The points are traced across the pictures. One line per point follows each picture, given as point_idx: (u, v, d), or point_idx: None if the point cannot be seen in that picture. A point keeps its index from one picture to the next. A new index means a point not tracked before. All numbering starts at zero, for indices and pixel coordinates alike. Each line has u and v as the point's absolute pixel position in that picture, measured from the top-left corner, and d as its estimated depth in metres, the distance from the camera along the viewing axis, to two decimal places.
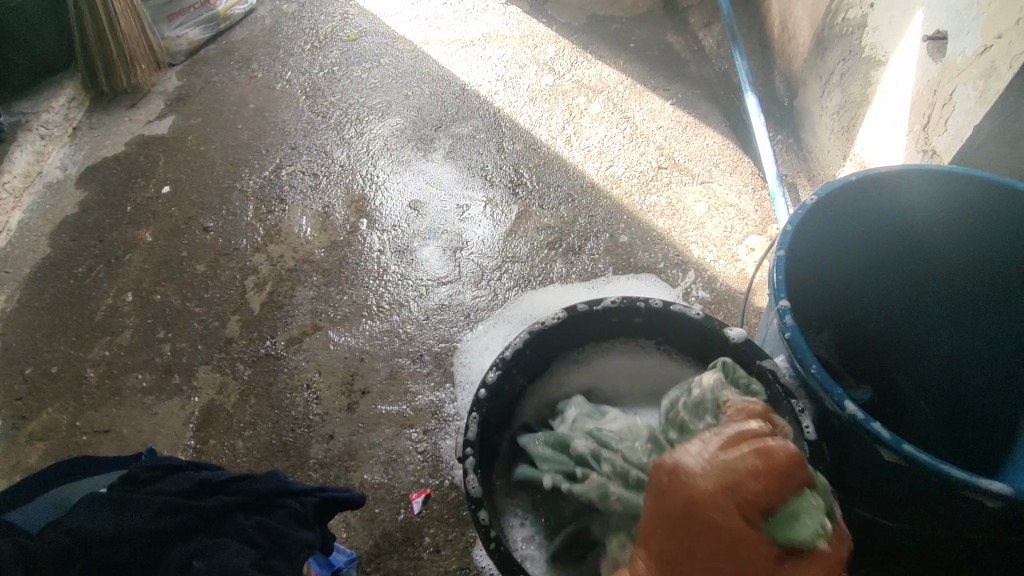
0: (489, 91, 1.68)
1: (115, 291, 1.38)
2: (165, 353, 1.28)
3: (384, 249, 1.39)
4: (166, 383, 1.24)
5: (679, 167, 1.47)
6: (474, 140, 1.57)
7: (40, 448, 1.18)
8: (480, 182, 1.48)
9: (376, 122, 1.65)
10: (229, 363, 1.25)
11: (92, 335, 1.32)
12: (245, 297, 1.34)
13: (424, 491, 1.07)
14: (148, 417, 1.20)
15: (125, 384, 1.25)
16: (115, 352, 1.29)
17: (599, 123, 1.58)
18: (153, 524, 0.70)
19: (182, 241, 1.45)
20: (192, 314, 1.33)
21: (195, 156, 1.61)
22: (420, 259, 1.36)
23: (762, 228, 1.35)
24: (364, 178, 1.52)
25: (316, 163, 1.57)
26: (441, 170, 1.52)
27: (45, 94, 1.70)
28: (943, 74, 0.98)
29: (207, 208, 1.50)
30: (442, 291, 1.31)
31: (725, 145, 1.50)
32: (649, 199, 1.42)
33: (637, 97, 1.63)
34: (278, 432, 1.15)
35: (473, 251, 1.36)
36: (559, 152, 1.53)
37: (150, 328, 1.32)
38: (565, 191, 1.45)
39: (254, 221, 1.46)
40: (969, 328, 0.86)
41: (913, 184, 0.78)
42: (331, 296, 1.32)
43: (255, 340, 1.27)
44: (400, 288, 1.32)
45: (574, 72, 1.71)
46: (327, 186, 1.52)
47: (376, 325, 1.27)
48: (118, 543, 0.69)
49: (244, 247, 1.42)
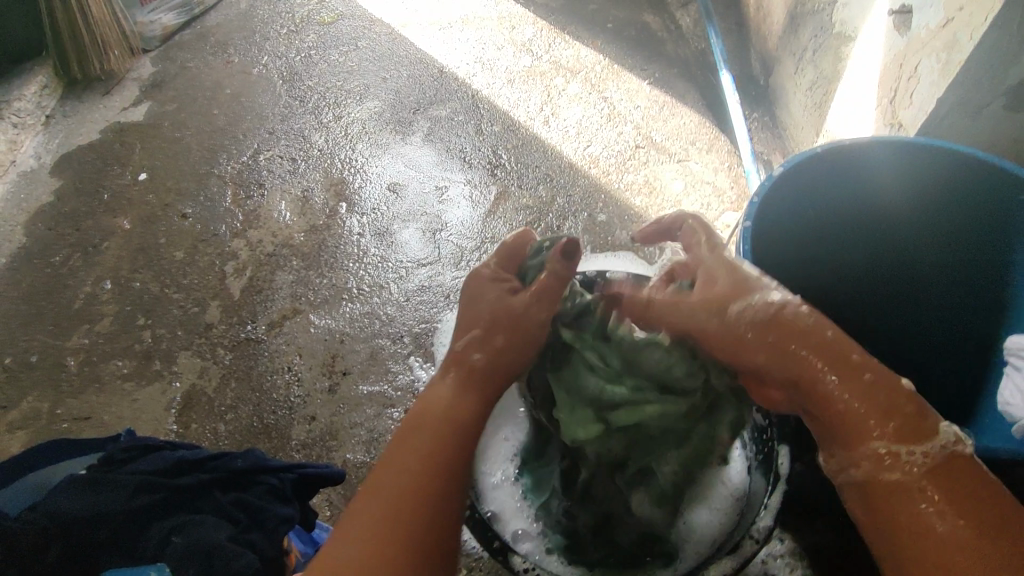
0: (467, 73, 1.68)
1: (93, 279, 1.38)
2: (145, 339, 1.28)
3: (363, 232, 1.39)
4: (146, 369, 1.24)
5: (655, 146, 1.48)
6: (452, 122, 1.57)
7: (21, 435, 1.19)
8: (459, 164, 1.48)
9: (354, 105, 1.64)
10: (210, 348, 1.25)
11: (71, 323, 1.32)
12: (225, 282, 1.34)
13: None
14: (129, 402, 1.20)
15: (106, 370, 1.25)
16: (94, 340, 1.29)
17: (577, 103, 1.59)
18: (131, 503, 0.71)
19: (161, 228, 1.45)
20: (173, 301, 1.33)
21: (171, 142, 1.60)
22: (399, 241, 1.36)
23: (738, 205, 1.36)
24: (343, 162, 1.52)
25: (295, 148, 1.56)
26: (419, 153, 1.52)
27: (16, 82, 1.68)
28: (908, 47, 1.00)
29: (185, 194, 1.50)
30: (422, 272, 1.31)
31: (701, 123, 1.52)
32: (626, 178, 1.43)
33: (614, 77, 1.64)
34: (259, 414, 1.16)
35: (452, 233, 1.36)
36: (537, 133, 1.53)
37: (130, 315, 1.32)
38: (543, 171, 1.45)
39: (233, 206, 1.47)
40: (933, 296, 0.88)
41: (879, 155, 0.79)
42: (311, 279, 1.32)
43: (235, 324, 1.27)
44: (380, 270, 1.32)
45: (552, 53, 1.72)
46: (306, 170, 1.51)
47: (357, 307, 1.28)
48: (96, 522, 0.69)
49: (223, 233, 1.42)
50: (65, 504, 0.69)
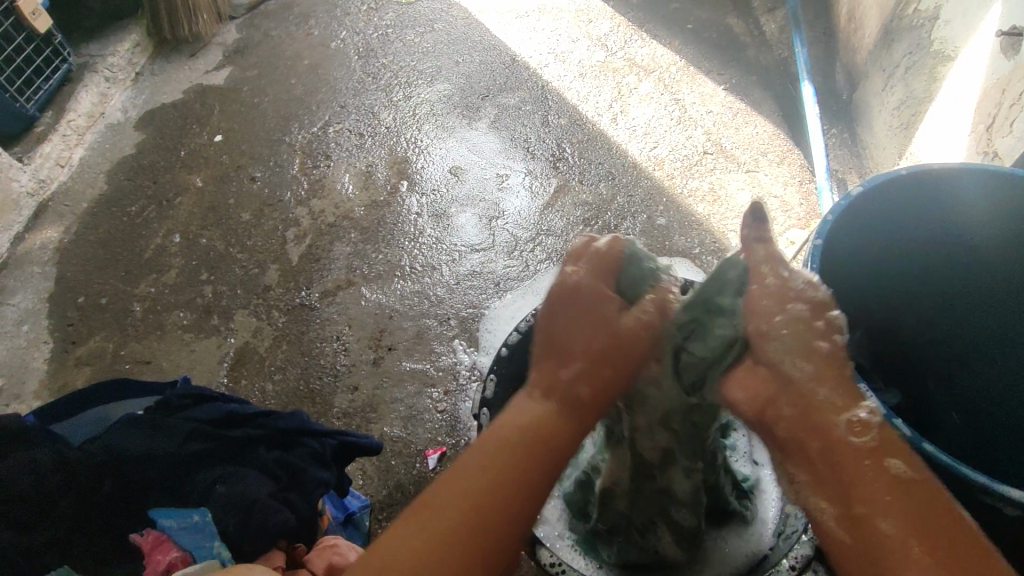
0: (539, 63, 1.67)
1: (164, 232, 1.46)
2: (206, 294, 1.34)
3: (421, 212, 1.40)
4: (205, 322, 1.29)
5: (724, 154, 1.44)
6: (519, 111, 1.57)
7: (87, 371, 1.26)
8: (522, 153, 1.48)
9: (425, 86, 1.66)
10: (265, 310, 1.30)
11: (141, 272, 1.39)
12: (285, 248, 1.38)
13: (440, 449, 1.10)
14: (186, 352, 1.26)
15: (168, 320, 1.31)
16: (160, 290, 1.36)
17: (647, 103, 1.56)
18: (182, 449, 0.75)
19: (230, 189, 1.51)
20: (235, 260, 1.38)
21: (248, 107, 1.66)
22: (456, 225, 1.37)
23: (805, 222, 1.31)
24: (409, 142, 1.54)
25: (363, 123, 1.59)
26: (484, 138, 1.52)
27: (113, 39, 1.78)
28: (1014, 72, 0.93)
29: (256, 159, 1.56)
30: (475, 257, 1.31)
31: (775, 134, 1.47)
32: (690, 183, 1.39)
33: (689, 80, 1.60)
34: (306, 378, 1.20)
35: (508, 221, 1.36)
36: (604, 129, 1.51)
37: (195, 269, 1.38)
38: (606, 168, 1.43)
39: (300, 175, 1.51)
40: (1011, 339, 0.82)
41: (970, 183, 0.75)
42: (367, 253, 1.34)
43: (291, 290, 1.31)
44: (433, 251, 1.33)
45: (627, 50, 1.69)
46: (372, 146, 1.54)
47: (408, 285, 1.29)
48: (148, 462, 0.74)
49: (287, 200, 1.47)
50: (122, 441, 0.74)
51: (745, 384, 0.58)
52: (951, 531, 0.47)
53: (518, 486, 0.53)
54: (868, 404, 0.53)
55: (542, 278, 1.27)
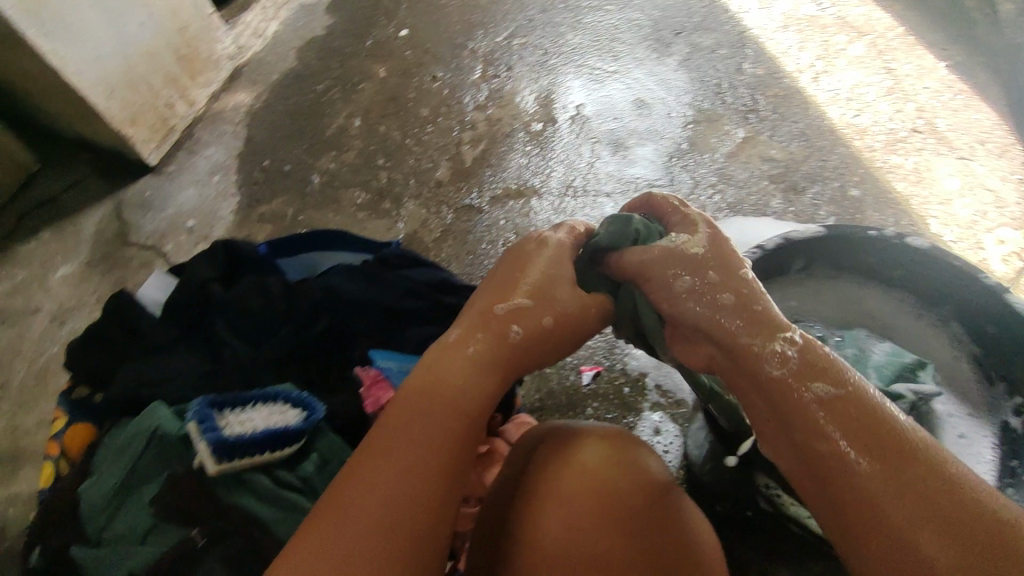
0: (740, 7, 1.57)
1: (346, 113, 1.51)
2: (381, 179, 1.39)
3: (600, 138, 1.38)
4: (378, 205, 1.35)
5: (935, 135, 1.32)
6: (713, 53, 1.49)
7: (268, 228, 1.35)
8: (710, 97, 1.41)
9: (615, 13, 1.60)
10: (436, 204, 1.33)
11: (322, 147, 1.46)
12: (460, 149, 1.40)
13: (595, 368, 1.08)
14: (358, 229, 1.32)
15: (344, 196, 1.37)
16: (339, 167, 1.42)
17: (855, 67, 1.45)
18: (398, 304, 0.82)
19: (411, 83, 1.54)
20: (410, 152, 1.42)
21: (436, 7, 1.66)
22: (633, 157, 1.34)
23: (1020, 223, 1.20)
24: (594, 66, 1.50)
25: (549, 40, 1.56)
26: (672, 75, 1.46)
27: None
28: None
29: (438, 59, 1.57)
30: (650, 193, 1.29)
31: (999, 124, 1.33)
32: (893, 159, 1.29)
33: (905, 50, 1.47)
34: (469, 275, 1.23)
35: (689, 163, 1.31)
36: (803, 87, 1.42)
37: (372, 154, 1.43)
38: (800, 127, 1.35)
39: (481, 81, 1.51)
40: None
41: None
42: (540, 169, 1.34)
43: (462, 190, 1.34)
44: (608, 180, 1.31)
45: (839, 7, 1.56)
46: (555, 64, 1.52)
47: (578, 208, 1.29)
48: (366, 310, 0.81)
49: (466, 103, 1.48)
50: (347, 287, 0.81)
51: (694, 356, 0.66)
52: (913, 468, 0.53)
53: (443, 436, 0.58)
54: (821, 380, 0.58)
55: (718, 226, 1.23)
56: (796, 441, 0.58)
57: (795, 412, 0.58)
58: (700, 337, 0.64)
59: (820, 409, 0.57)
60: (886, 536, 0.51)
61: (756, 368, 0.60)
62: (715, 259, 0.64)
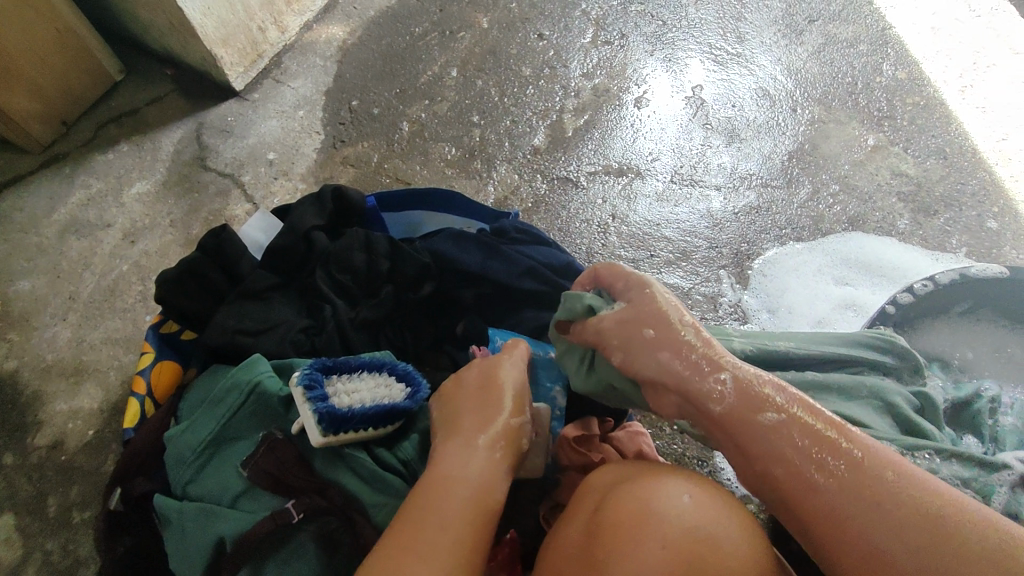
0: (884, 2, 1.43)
1: (443, 62, 1.42)
2: (473, 136, 1.31)
3: (714, 126, 1.27)
4: (468, 164, 1.27)
5: None
6: (849, 48, 1.36)
7: (351, 172, 1.29)
8: (841, 96, 1.29)
9: None
10: (530, 171, 1.25)
11: (414, 94, 1.38)
12: (560, 117, 1.31)
13: None
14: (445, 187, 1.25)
15: (433, 149, 1.30)
16: (430, 117, 1.34)
17: (1005, 85, 1.31)
18: (512, 281, 0.82)
19: (515, 38, 1.44)
20: (507, 112, 1.33)
21: None
22: (749, 151, 1.24)
23: None
24: (714, 46, 1.38)
25: (668, 11, 1.45)
26: (801, 67, 1.34)
27: None
28: None
29: (546, 15, 1.46)
30: (763, 193, 1.19)
31: None
32: None
33: None
34: None
35: (810, 166, 1.21)
36: (946, 98, 1.29)
37: (466, 109, 1.35)
38: (938, 143, 1.23)
39: (591, 46, 1.41)
40: None
41: None
42: (646, 151, 1.25)
43: (559, 161, 1.25)
44: (719, 172, 1.22)
45: (994, 16, 1.41)
46: (673, 38, 1.40)
47: (683, 198, 1.19)
48: (480, 280, 0.83)
49: (572, 68, 1.38)
50: (461, 256, 0.83)
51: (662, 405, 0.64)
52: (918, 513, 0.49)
53: (468, 517, 0.57)
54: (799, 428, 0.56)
55: (835, 239, 1.14)
56: (761, 481, 0.57)
57: (755, 446, 0.56)
58: (660, 388, 0.63)
59: (785, 441, 0.55)
60: (863, 554, 0.50)
61: (702, 408, 0.60)
62: (649, 309, 0.65)
